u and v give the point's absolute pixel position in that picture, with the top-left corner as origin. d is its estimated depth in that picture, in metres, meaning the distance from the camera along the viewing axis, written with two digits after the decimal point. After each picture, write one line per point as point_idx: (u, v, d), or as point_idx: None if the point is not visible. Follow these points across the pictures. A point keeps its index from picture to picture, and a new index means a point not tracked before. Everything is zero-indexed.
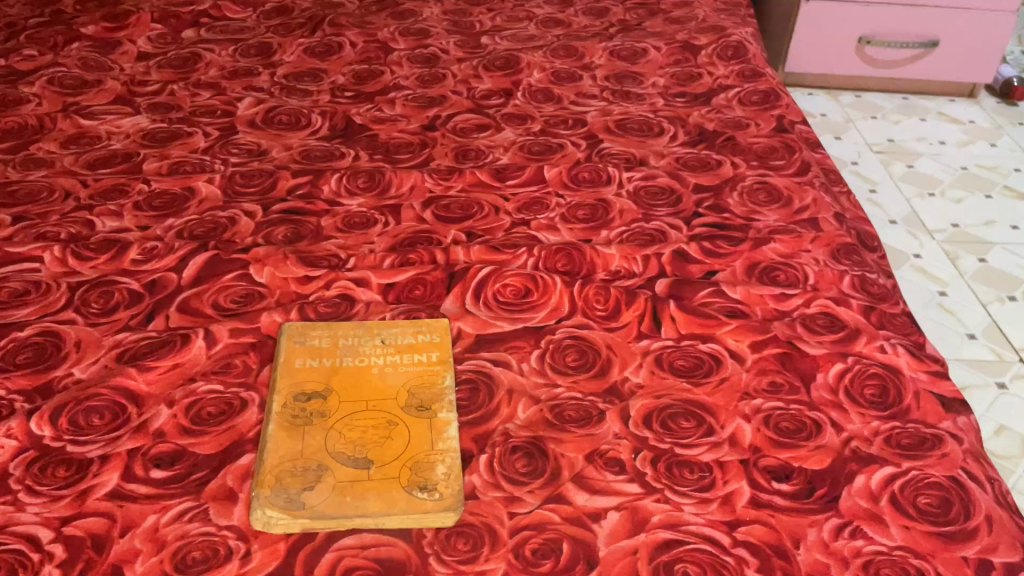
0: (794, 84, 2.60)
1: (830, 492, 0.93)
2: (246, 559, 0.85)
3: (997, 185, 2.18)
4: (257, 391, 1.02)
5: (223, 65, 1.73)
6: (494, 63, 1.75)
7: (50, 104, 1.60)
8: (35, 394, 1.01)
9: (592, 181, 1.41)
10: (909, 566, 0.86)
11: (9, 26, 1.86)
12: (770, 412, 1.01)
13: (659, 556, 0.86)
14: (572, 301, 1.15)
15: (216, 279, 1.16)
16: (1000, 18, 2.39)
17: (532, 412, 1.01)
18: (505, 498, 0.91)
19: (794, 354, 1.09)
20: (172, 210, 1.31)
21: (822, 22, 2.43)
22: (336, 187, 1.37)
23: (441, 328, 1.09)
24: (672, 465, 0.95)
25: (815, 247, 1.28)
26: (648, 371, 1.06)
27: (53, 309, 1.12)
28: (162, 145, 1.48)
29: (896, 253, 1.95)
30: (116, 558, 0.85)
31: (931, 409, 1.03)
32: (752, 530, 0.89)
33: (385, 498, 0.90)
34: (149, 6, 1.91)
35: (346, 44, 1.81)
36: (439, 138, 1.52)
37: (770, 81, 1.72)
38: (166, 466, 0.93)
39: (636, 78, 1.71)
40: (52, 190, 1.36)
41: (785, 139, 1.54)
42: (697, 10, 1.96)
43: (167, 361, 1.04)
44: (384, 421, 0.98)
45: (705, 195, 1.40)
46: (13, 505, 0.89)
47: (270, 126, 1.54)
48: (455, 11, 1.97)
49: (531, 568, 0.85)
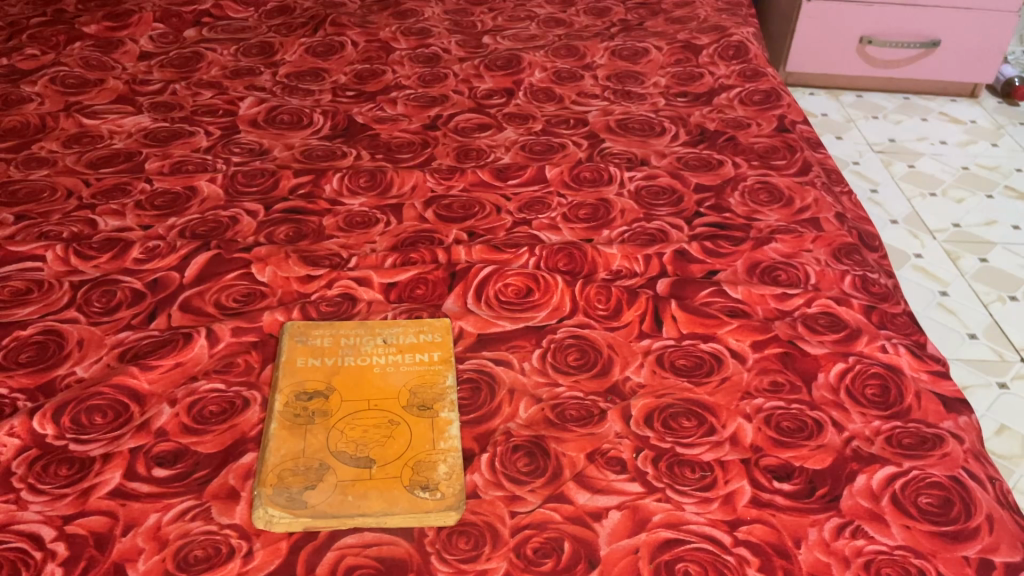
0: (795, 84, 2.60)
1: (831, 492, 0.93)
2: (247, 558, 0.85)
3: (997, 185, 2.18)
4: (259, 390, 1.02)
5: (225, 65, 1.73)
6: (496, 64, 1.75)
7: (52, 104, 1.60)
8: (37, 393, 1.01)
9: (594, 181, 1.41)
10: (909, 566, 0.86)
11: (10, 26, 1.86)
12: (771, 412, 1.02)
13: (660, 556, 0.86)
14: (573, 300, 1.15)
15: (217, 279, 1.16)
16: (1000, 19, 2.40)
17: (533, 412, 1.01)
18: (507, 497, 0.92)
19: (794, 354, 1.09)
20: (173, 209, 1.32)
21: (823, 22, 2.43)
22: (337, 187, 1.37)
23: (443, 327, 1.09)
24: (672, 464, 0.95)
25: (816, 247, 1.28)
26: (648, 371, 1.06)
27: (55, 308, 1.12)
28: (163, 145, 1.48)
29: (897, 253, 1.95)
30: (118, 557, 0.85)
31: (932, 409, 1.03)
32: (753, 529, 0.89)
33: (386, 497, 0.90)
34: (150, 6, 1.91)
35: (348, 44, 1.81)
36: (440, 138, 1.52)
37: (771, 80, 1.72)
38: (168, 465, 0.93)
39: (638, 78, 1.71)
40: (54, 189, 1.36)
41: (786, 139, 1.54)
42: (698, 11, 1.96)
43: (169, 360, 1.04)
44: (385, 421, 0.98)
45: (706, 195, 1.40)
46: (15, 504, 0.89)
47: (271, 126, 1.54)
48: (456, 10, 1.97)
49: (531, 567, 0.85)
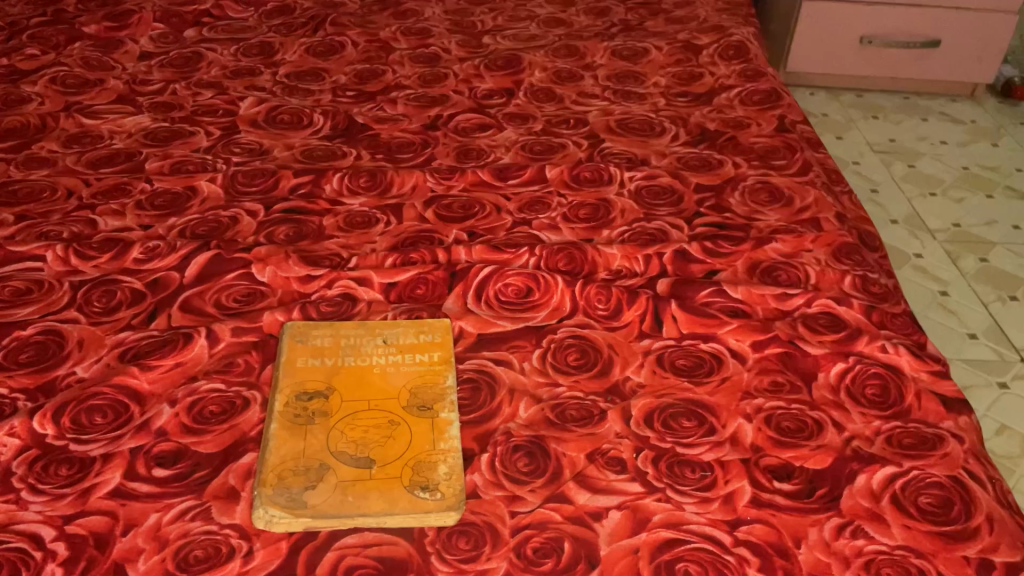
0: (795, 84, 2.60)
1: (831, 492, 0.93)
2: (247, 558, 0.85)
3: (998, 185, 2.18)
4: (259, 391, 1.02)
5: (225, 65, 1.73)
6: (496, 64, 1.75)
7: (52, 104, 1.60)
8: (37, 393, 1.01)
9: (594, 181, 1.41)
10: (909, 566, 0.86)
11: (10, 26, 1.86)
12: (771, 412, 1.02)
13: (660, 556, 0.86)
14: (574, 300, 1.15)
15: (217, 279, 1.16)
16: (1000, 18, 2.40)
17: (534, 412, 1.01)
18: (507, 497, 0.92)
19: (794, 354, 1.09)
20: (173, 209, 1.31)
21: (822, 22, 2.43)
22: (337, 187, 1.37)
23: (443, 328, 1.09)
24: (673, 464, 0.95)
25: (816, 247, 1.28)
26: (648, 371, 1.06)
27: (55, 308, 1.12)
28: (164, 145, 1.48)
29: (897, 253, 1.95)
30: (118, 556, 0.85)
31: (933, 409, 1.03)
32: (753, 530, 0.89)
33: (386, 497, 0.90)
34: (150, 6, 1.91)
35: (348, 44, 1.81)
36: (440, 138, 1.52)
37: (771, 81, 1.72)
38: (168, 465, 0.93)
39: (638, 78, 1.71)
40: (54, 190, 1.36)
41: (786, 139, 1.54)
42: (699, 11, 1.96)
43: (169, 360, 1.04)
44: (386, 421, 0.98)
45: (706, 195, 1.40)
46: (15, 504, 0.89)
47: (271, 125, 1.54)
48: (456, 10, 1.97)
49: (531, 567, 0.85)
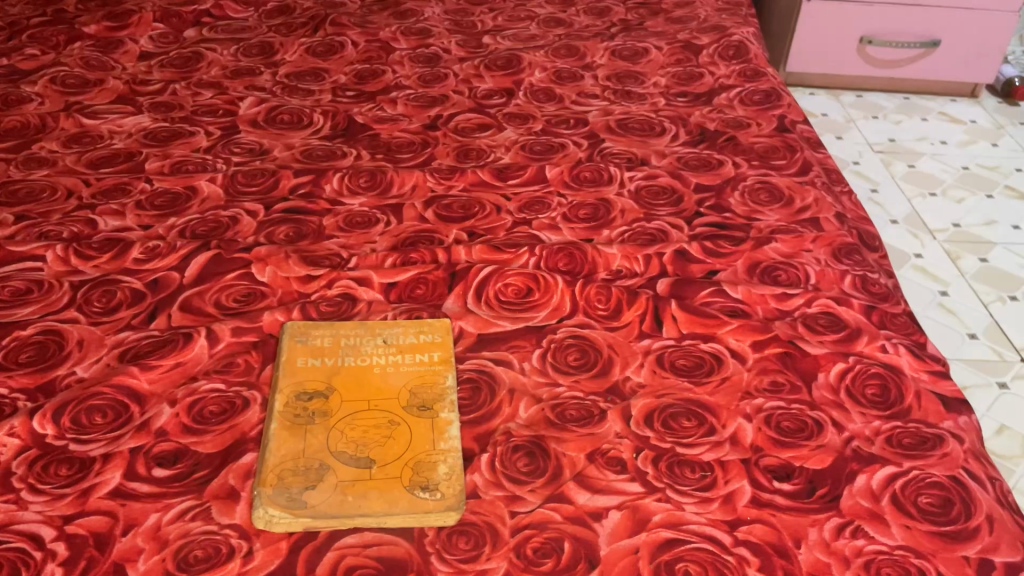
0: (795, 84, 2.60)
1: (831, 492, 0.93)
2: (247, 558, 0.85)
3: (997, 185, 2.18)
4: (259, 391, 1.02)
5: (225, 65, 1.73)
6: (496, 64, 1.75)
7: (52, 104, 1.60)
8: (37, 393, 1.01)
9: (594, 181, 1.41)
10: (909, 566, 0.86)
11: (10, 26, 1.86)
12: (771, 412, 1.02)
13: (660, 555, 0.86)
14: (573, 300, 1.15)
15: (217, 279, 1.16)
16: (1000, 18, 2.39)
17: (533, 412, 1.01)
18: (507, 497, 0.92)
19: (794, 354, 1.09)
20: (173, 209, 1.31)
21: (822, 23, 2.43)
22: (337, 187, 1.37)
23: (442, 328, 1.09)
24: (673, 464, 0.95)
25: (816, 247, 1.28)
26: (648, 371, 1.06)
27: (54, 308, 1.12)
28: (163, 145, 1.48)
29: (897, 253, 1.95)
30: (118, 556, 0.85)
31: (932, 409, 1.03)
32: (753, 530, 0.89)
33: (386, 497, 0.90)
34: (150, 6, 1.91)
35: (348, 44, 1.81)
36: (440, 138, 1.52)
37: (771, 80, 1.72)
38: (168, 465, 0.93)
39: (638, 78, 1.71)
40: (54, 190, 1.36)
41: (786, 139, 1.54)
42: (699, 10, 1.96)
43: (169, 360, 1.04)
44: (386, 421, 0.98)
45: (706, 195, 1.40)
46: (15, 504, 0.89)
47: (271, 125, 1.54)
48: (456, 10, 1.97)
49: (531, 567, 0.85)
